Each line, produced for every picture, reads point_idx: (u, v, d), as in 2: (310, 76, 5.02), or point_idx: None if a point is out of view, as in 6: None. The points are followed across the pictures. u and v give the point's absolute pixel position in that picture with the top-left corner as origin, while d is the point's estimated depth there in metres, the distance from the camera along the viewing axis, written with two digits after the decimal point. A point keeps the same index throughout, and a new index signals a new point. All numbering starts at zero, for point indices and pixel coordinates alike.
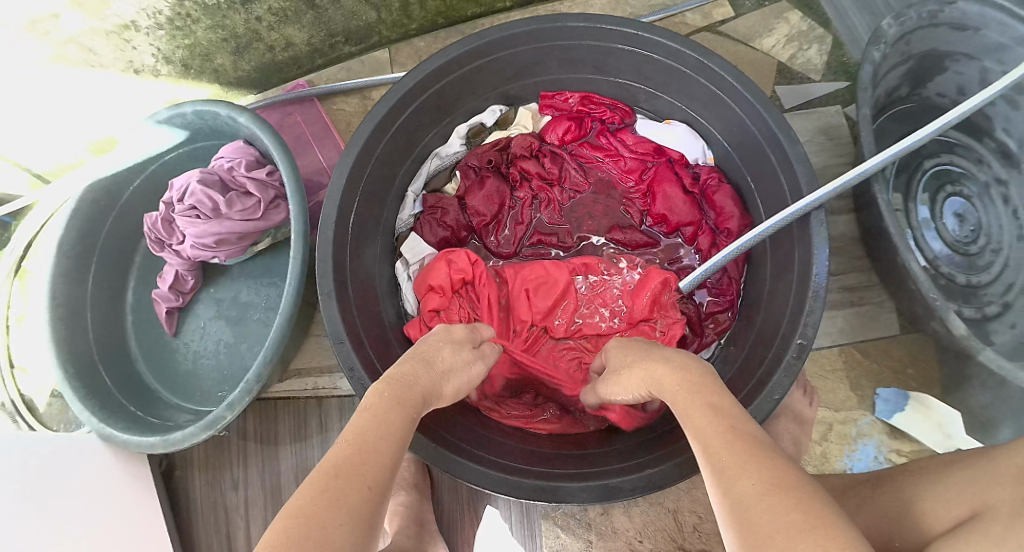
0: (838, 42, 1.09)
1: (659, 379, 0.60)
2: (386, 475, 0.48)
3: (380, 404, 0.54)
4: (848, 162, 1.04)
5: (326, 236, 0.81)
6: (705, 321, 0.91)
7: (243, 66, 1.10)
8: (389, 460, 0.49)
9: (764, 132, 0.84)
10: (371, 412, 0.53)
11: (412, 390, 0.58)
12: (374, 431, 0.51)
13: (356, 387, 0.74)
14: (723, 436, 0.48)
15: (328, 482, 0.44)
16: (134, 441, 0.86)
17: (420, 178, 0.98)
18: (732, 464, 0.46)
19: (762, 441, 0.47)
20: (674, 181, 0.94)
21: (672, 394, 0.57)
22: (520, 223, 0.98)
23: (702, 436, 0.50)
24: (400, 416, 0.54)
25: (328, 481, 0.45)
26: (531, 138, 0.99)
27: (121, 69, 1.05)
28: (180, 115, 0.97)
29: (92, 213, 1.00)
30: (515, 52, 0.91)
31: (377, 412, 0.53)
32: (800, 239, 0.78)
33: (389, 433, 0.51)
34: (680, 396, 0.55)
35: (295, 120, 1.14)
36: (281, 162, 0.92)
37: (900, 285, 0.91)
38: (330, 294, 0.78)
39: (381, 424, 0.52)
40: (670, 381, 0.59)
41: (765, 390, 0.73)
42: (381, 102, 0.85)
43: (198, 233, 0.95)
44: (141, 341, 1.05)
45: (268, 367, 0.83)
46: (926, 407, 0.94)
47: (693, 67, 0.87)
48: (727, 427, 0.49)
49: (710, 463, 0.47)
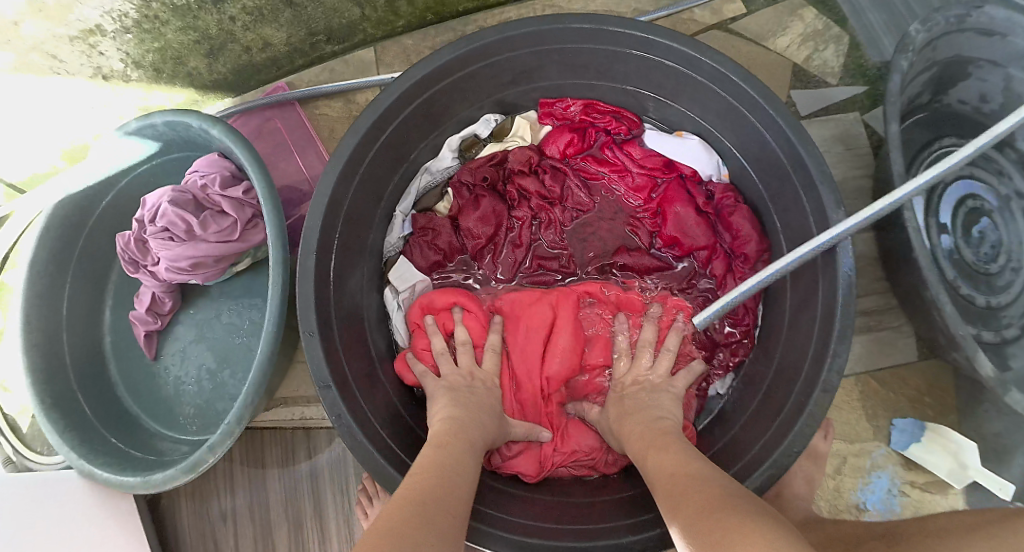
0: (855, 43, 1.01)
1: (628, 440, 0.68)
2: (459, 508, 0.55)
3: (440, 447, 0.63)
4: (868, 175, 0.97)
5: (307, 267, 0.75)
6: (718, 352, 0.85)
7: (217, 69, 1.02)
8: (459, 495, 0.57)
9: (786, 150, 0.76)
10: (434, 449, 0.63)
11: (469, 427, 0.67)
12: (438, 467, 0.59)
13: (344, 436, 0.69)
14: (671, 476, 0.57)
15: (413, 505, 0.53)
16: (115, 479, 0.82)
17: (408, 197, 0.91)
18: (674, 495, 0.54)
19: (701, 474, 0.56)
20: (686, 201, 0.88)
21: (637, 449, 0.66)
22: (519, 246, 0.92)
23: (657, 481, 0.58)
24: (471, 456, 0.63)
25: (410, 509, 0.52)
26: (530, 151, 0.93)
27: (89, 76, 0.97)
28: (150, 126, 0.90)
29: (63, 232, 0.94)
30: (511, 57, 0.83)
31: (440, 453, 0.62)
32: (824, 272, 0.73)
33: (453, 466, 0.60)
34: (643, 449, 0.65)
35: (275, 126, 1.05)
36: (257, 179, 0.85)
37: (922, 312, 0.86)
38: (313, 334, 0.72)
39: (441, 462, 0.60)
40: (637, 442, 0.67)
41: (783, 442, 0.68)
42: (362, 117, 0.77)
43: (172, 256, 0.90)
44: (120, 364, 1.00)
45: (251, 407, 0.78)
46: (939, 437, 0.90)
47: (709, 75, 0.79)
48: (676, 473, 0.57)
49: (664, 503, 0.55)
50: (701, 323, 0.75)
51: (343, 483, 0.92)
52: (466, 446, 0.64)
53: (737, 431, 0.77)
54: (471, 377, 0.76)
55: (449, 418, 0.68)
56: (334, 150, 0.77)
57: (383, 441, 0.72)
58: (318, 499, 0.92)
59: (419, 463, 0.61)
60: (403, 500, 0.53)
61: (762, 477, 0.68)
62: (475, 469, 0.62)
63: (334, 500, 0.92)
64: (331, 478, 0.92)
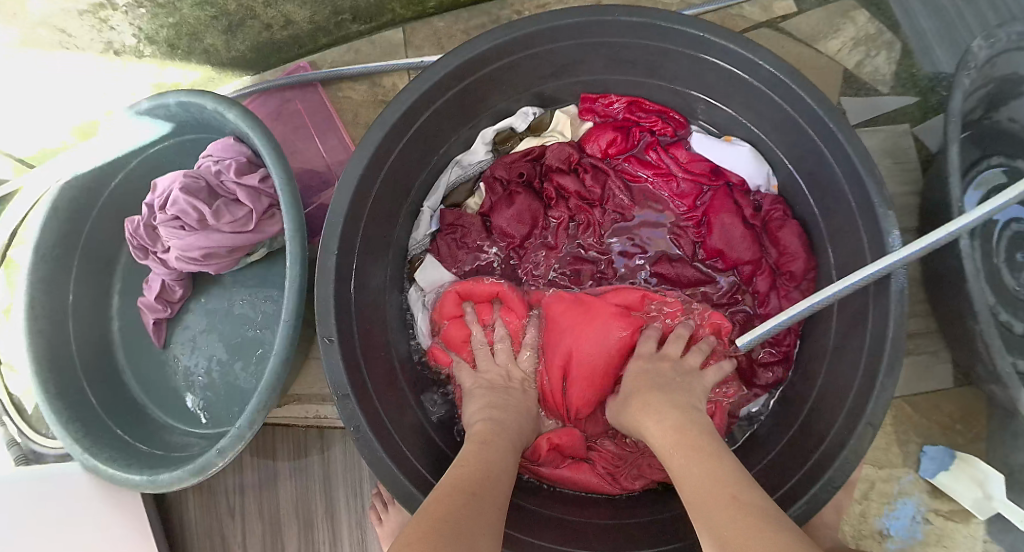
0: (907, 50, 0.96)
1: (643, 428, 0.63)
2: (501, 498, 0.55)
3: (480, 441, 0.64)
4: (916, 192, 0.93)
5: (326, 266, 0.70)
6: (755, 372, 0.82)
7: (236, 47, 0.96)
8: (501, 484, 0.57)
9: (843, 167, 0.72)
10: (478, 446, 0.62)
11: (506, 431, 0.67)
12: (481, 459, 0.60)
13: (362, 450, 0.66)
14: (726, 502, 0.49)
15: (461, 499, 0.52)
16: (121, 476, 0.79)
17: (437, 192, 0.87)
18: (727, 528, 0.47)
19: (759, 504, 0.48)
20: (733, 210, 0.84)
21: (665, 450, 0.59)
22: (554, 249, 0.88)
23: (700, 510, 0.51)
24: (512, 457, 0.63)
25: (462, 498, 0.52)
26: (570, 148, 0.88)
27: (99, 50, 0.93)
28: (163, 107, 0.84)
29: (71, 214, 0.90)
30: (555, 48, 0.79)
31: (483, 447, 0.62)
32: (876, 298, 0.69)
33: (495, 463, 0.60)
34: (677, 461, 0.57)
35: (296, 108, 0.99)
36: (273, 166, 0.79)
37: (965, 339, 0.83)
38: (332, 340, 0.68)
39: (483, 455, 0.61)
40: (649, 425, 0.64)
41: (822, 478, 0.65)
42: (392, 106, 0.72)
43: (183, 245, 0.86)
44: (128, 352, 0.97)
45: (262, 411, 0.74)
46: (972, 468, 0.86)
47: (765, 80, 0.74)
48: (730, 497, 0.50)
49: (711, 536, 0.47)
50: (746, 344, 0.71)
51: (357, 487, 0.89)
52: (508, 443, 0.65)
53: (771, 460, 0.75)
54: (509, 376, 0.76)
55: (488, 420, 0.68)
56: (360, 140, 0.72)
57: (402, 454, 0.69)
58: (330, 502, 0.90)
59: (463, 455, 0.61)
60: (454, 488, 0.53)
61: (800, 512, 0.65)
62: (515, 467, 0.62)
63: (346, 503, 0.90)
64: (344, 480, 0.90)
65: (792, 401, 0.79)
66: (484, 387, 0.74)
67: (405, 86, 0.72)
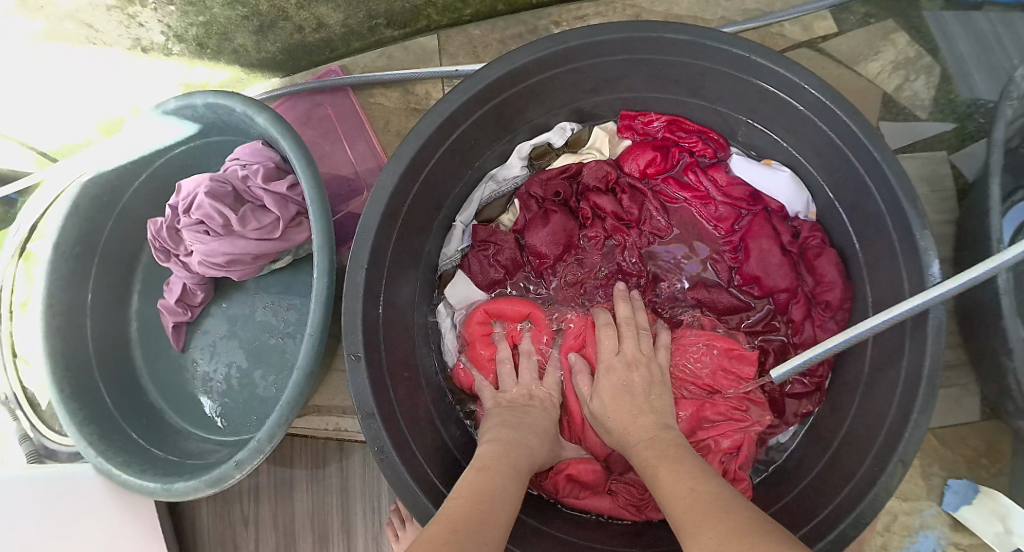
0: (947, 75, 0.95)
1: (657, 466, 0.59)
2: (497, 535, 0.48)
3: (480, 469, 0.58)
4: (952, 221, 0.91)
5: (355, 281, 0.68)
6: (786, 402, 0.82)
7: (267, 47, 0.94)
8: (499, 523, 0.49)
9: (887, 201, 0.71)
10: (478, 475, 0.57)
11: (508, 457, 0.62)
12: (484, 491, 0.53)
13: (387, 472, 0.65)
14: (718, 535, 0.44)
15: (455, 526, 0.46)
16: (134, 483, 0.77)
17: (471, 207, 0.86)
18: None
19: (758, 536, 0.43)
20: (771, 236, 0.83)
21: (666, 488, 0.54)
22: (590, 269, 0.86)
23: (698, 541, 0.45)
24: (512, 484, 0.57)
25: (444, 535, 0.45)
26: (608, 166, 0.87)
27: (127, 47, 0.92)
28: (191, 107, 0.82)
29: (92, 213, 0.88)
30: (596, 63, 0.77)
31: (480, 478, 0.56)
32: (913, 333, 0.68)
33: (494, 492, 0.54)
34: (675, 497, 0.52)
35: (325, 112, 0.97)
36: (302, 173, 0.75)
37: (998, 374, 0.82)
38: (359, 357, 0.67)
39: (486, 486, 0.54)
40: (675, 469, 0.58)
41: (852, 513, 0.65)
42: (429, 117, 0.70)
43: (207, 251, 0.83)
44: (146, 353, 0.96)
45: (282, 426, 0.71)
46: (995, 501, 0.85)
47: (810, 105, 0.73)
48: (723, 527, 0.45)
49: None
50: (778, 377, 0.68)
51: (375, 504, 0.89)
52: (510, 471, 0.59)
53: (798, 494, 0.75)
54: (531, 395, 0.75)
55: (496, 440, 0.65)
56: (395, 151, 0.70)
57: (425, 475, 0.68)
58: (348, 516, 0.89)
59: (460, 487, 0.55)
60: (441, 524, 0.46)
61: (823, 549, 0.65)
62: (516, 495, 0.56)
63: (363, 518, 0.89)
64: (362, 494, 0.89)
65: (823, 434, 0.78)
66: (503, 404, 0.73)
67: (444, 96, 0.70)
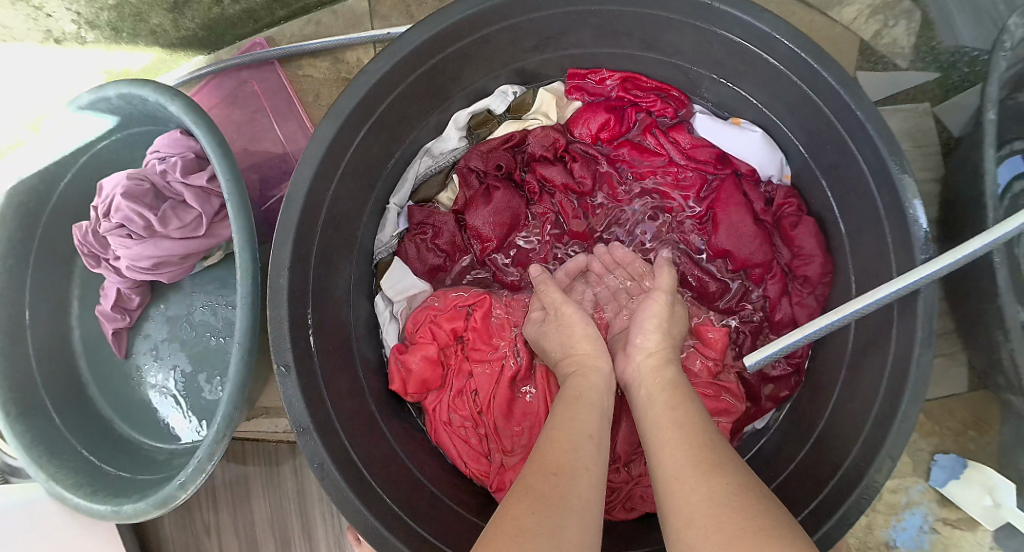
0: (929, 20, 0.86)
1: (651, 410, 0.56)
2: (589, 459, 0.49)
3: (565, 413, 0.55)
4: (935, 178, 0.85)
5: (279, 285, 0.63)
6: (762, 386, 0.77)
7: (185, 25, 0.88)
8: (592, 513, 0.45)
9: (869, 160, 0.65)
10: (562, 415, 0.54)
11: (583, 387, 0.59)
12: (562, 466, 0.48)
13: (327, 489, 0.60)
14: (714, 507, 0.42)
15: (551, 468, 0.47)
16: (84, 505, 0.74)
17: (406, 185, 0.79)
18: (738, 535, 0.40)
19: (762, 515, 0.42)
20: (742, 205, 0.76)
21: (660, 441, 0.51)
22: (543, 251, 0.81)
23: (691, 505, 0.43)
24: (585, 413, 0.55)
25: (548, 476, 0.46)
26: (555, 133, 0.81)
27: (40, 40, 0.89)
28: (104, 100, 0.76)
29: (17, 223, 0.83)
30: (538, 18, 0.71)
31: (564, 416, 0.54)
32: (899, 311, 0.62)
33: (577, 425, 0.53)
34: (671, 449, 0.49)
35: (252, 89, 0.90)
36: (219, 166, 0.69)
37: (983, 345, 0.77)
38: (289, 369, 0.62)
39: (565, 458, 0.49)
40: (662, 416, 0.54)
41: (833, 515, 0.60)
42: (348, 94, 0.64)
43: (131, 256, 0.77)
44: (93, 363, 0.92)
45: (221, 443, 0.68)
46: (983, 473, 0.81)
47: (781, 56, 0.66)
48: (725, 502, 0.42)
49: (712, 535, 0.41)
50: (754, 366, 0.63)
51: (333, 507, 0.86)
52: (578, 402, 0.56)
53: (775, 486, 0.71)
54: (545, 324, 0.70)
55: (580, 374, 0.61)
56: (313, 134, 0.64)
57: (372, 490, 0.63)
58: (307, 520, 0.86)
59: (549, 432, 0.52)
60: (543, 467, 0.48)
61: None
62: (602, 425, 0.54)
63: (323, 521, 0.86)
64: (318, 497, 0.86)
65: (805, 421, 0.74)
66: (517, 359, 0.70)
67: (363, 67, 0.64)
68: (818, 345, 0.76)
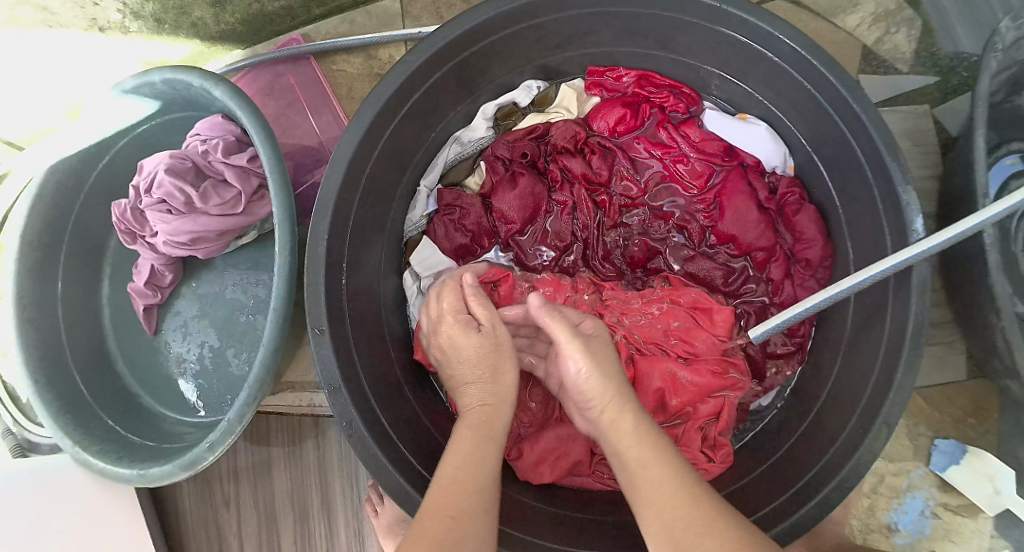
0: (929, 28, 0.91)
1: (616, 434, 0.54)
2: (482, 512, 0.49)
3: (462, 448, 0.54)
4: (934, 175, 0.89)
5: (315, 254, 0.66)
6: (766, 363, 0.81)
7: (225, 19, 0.93)
8: None
9: (868, 152, 0.69)
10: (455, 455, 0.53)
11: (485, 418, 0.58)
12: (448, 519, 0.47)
13: (355, 446, 0.63)
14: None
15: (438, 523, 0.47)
16: (111, 469, 0.77)
17: (435, 170, 0.83)
18: None
19: None
20: (747, 194, 0.80)
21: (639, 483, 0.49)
22: (560, 235, 0.84)
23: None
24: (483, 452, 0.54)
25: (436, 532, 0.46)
26: (576, 126, 0.85)
27: (85, 27, 0.93)
28: (149, 84, 0.80)
29: (58, 200, 0.87)
30: (559, 18, 0.75)
31: (461, 454, 0.53)
32: (897, 290, 0.66)
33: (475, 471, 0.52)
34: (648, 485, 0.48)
35: (287, 82, 0.94)
36: (260, 143, 0.73)
37: (981, 332, 0.81)
38: (323, 331, 0.65)
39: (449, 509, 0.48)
40: (637, 457, 0.51)
41: (835, 477, 0.63)
42: (386, 80, 0.68)
43: (170, 230, 0.81)
44: (121, 340, 0.95)
45: (252, 405, 0.70)
46: (982, 459, 0.84)
47: (785, 55, 0.71)
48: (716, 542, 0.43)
49: None
50: (758, 337, 0.67)
51: (352, 481, 0.89)
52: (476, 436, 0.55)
53: (781, 457, 0.74)
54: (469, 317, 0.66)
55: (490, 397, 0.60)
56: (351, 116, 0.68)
57: (397, 449, 0.66)
58: (327, 492, 0.89)
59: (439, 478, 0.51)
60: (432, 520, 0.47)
61: (782, 532, 0.63)
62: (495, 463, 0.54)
63: (343, 494, 0.89)
64: (339, 470, 0.89)
65: (808, 397, 0.77)
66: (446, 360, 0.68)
67: (400, 59, 0.68)
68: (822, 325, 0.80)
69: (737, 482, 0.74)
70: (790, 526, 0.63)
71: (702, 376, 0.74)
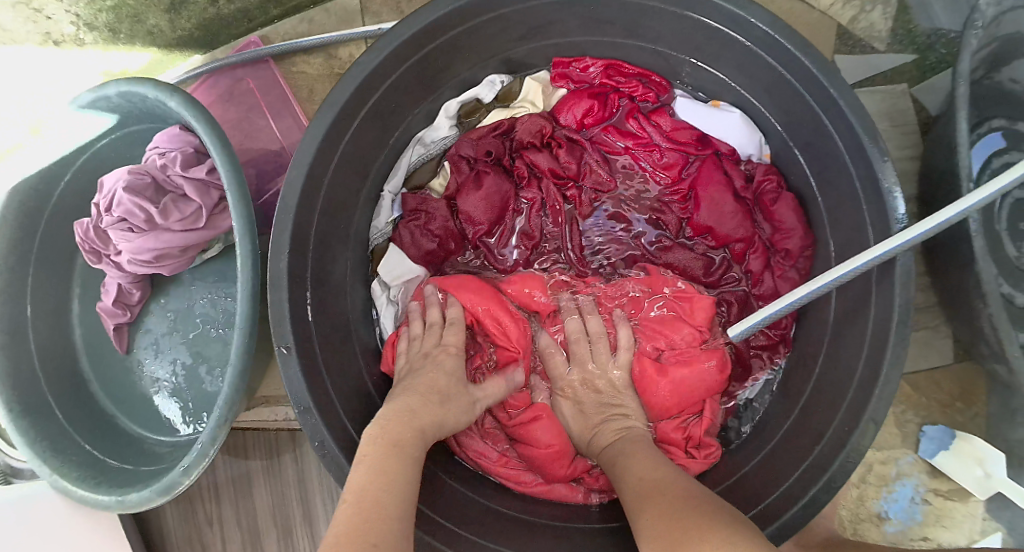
0: (905, 4, 0.88)
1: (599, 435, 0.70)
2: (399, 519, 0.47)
3: (374, 458, 0.53)
4: (914, 157, 0.87)
5: (277, 270, 0.64)
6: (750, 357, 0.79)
7: (182, 25, 0.90)
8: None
9: (847, 141, 0.67)
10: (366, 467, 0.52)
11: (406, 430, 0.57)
12: (377, 505, 0.47)
13: (328, 466, 0.62)
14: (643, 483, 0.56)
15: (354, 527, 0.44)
16: (89, 497, 0.75)
17: (399, 173, 0.81)
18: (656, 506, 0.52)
19: (671, 481, 0.55)
20: (722, 182, 0.79)
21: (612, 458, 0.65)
22: (531, 231, 0.83)
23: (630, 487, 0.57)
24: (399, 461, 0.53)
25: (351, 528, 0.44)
26: (542, 120, 0.83)
27: (38, 41, 0.91)
28: (105, 99, 0.78)
29: (20, 221, 0.85)
30: (519, 9, 0.73)
31: (374, 463, 0.52)
32: (878, 281, 0.64)
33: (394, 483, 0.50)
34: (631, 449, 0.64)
35: (248, 87, 0.92)
36: (218, 156, 0.70)
37: (966, 316, 0.79)
38: (289, 350, 0.63)
39: (381, 496, 0.48)
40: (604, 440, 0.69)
41: (822, 477, 0.62)
42: (343, 84, 0.66)
43: (133, 249, 0.79)
44: (94, 361, 0.93)
45: (224, 426, 0.68)
46: (972, 444, 0.83)
47: (759, 39, 0.68)
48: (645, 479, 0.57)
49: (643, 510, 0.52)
50: (736, 336, 0.66)
51: (332, 494, 0.88)
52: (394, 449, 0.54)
53: (766, 454, 0.72)
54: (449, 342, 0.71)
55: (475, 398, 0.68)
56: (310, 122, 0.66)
57: None
58: (307, 506, 0.88)
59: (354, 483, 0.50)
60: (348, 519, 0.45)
61: (770, 535, 0.62)
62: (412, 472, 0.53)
63: (324, 507, 0.88)
64: (318, 484, 0.88)
65: (792, 392, 0.76)
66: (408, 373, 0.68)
67: (357, 59, 0.66)
68: (804, 316, 0.78)
69: (721, 484, 0.73)
70: (777, 528, 0.62)
71: (688, 369, 0.73)
